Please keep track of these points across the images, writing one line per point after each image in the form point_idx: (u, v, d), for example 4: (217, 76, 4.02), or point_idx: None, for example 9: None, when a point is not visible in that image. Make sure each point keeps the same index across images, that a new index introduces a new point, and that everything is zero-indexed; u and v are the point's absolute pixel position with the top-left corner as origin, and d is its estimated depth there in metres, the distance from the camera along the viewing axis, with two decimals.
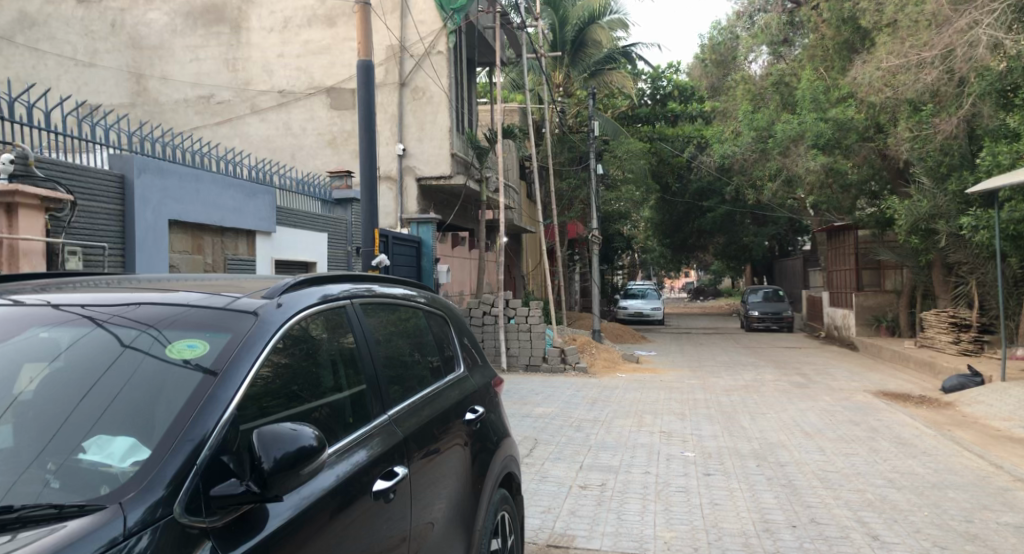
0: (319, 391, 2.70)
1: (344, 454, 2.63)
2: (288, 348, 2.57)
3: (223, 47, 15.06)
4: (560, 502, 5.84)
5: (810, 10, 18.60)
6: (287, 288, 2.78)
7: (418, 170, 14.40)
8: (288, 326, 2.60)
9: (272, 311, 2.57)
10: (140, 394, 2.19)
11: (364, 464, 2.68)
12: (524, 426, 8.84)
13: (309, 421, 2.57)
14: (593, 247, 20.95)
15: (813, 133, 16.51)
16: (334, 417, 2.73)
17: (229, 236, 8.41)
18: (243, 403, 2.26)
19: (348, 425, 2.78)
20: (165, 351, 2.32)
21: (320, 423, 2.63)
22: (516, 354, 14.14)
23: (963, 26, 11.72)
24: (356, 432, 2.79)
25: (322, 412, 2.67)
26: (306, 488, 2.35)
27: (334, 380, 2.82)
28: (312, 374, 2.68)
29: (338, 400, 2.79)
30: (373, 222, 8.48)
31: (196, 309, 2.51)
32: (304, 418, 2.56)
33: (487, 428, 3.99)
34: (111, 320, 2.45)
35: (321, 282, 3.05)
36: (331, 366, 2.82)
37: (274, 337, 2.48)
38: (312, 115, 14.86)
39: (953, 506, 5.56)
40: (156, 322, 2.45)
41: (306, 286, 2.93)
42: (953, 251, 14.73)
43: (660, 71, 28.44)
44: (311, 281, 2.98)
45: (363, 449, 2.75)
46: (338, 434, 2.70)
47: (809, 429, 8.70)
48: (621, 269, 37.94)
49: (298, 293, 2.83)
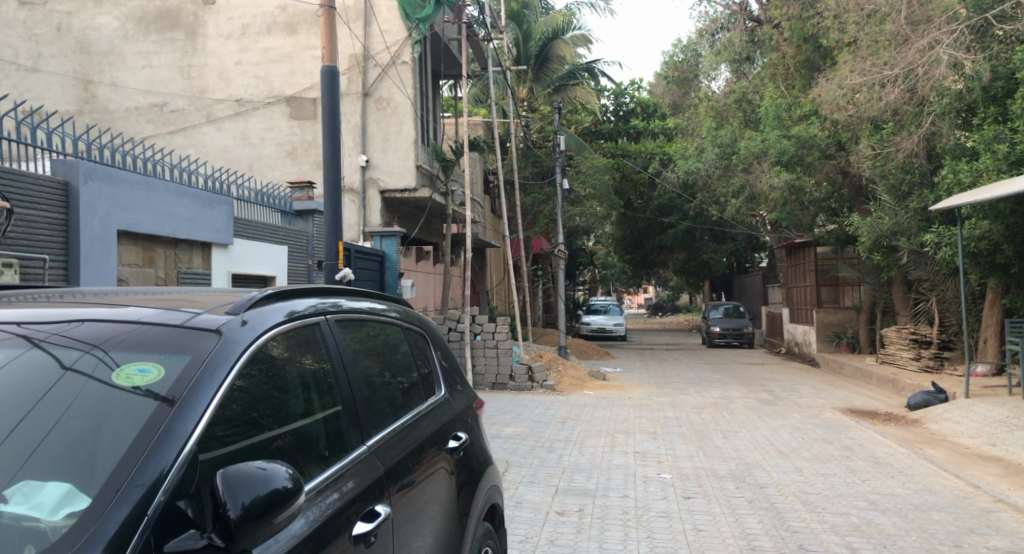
0: (283, 418, 2.35)
1: (318, 492, 2.30)
2: (251, 370, 2.22)
3: (178, 54, 14.50)
4: (538, 530, 5.52)
5: (771, 28, 18.91)
6: (252, 304, 2.43)
7: (382, 183, 14.02)
8: (254, 347, 2.24)
9: (238, 328, 2.23)
10: (80, 430, 1.82)
11: (340, 504, 2.35)
12: (495, 447, 8.52)
13: (279, 455, 2.25)
14: (558, 262, 20.69)
15: (776, 150, 16.65)
16: (303, 448, 2.38)
17: (183, 249, 7.93)
18: (206, 435, 1.90)
19: (322, 458, 2.45)
20: (113, 376, 1.95)
21: (285, 454, 2.28)
22: (483, 372, 13.87)
23: (923, 46, 12.05)
24: (331, 467, 2.46)
25: (293, 444, 2.35)
26: (276, 535, 2.01)
27: (305, 405, 2.49)
28: (276, 399, 2.33)
29: (311, 427, 2.46)
30: (337, 234, 8.09)
31: (150, 327, 2.14)
32: (271, 452, 2.23)
33: (469, 456, 3.67)
34: (50, 339, 2.08)
35: (291, 296, 2.75)
36: (300, 391, 2.48)
37: (241, 359, 2.13)
38: (271, 125, 14.39)
39: (942, 529, 5.41)
40: (102, 341, 2.08)
41: (273, 299, 2.60)
42: (914, 268, 14.97)
43: (623, 88, 28.99)
44: (279, 294, 2.66)
45: (338, 487, 2.40)
46: (313, 471, 2.37)
47: (783, 447, 8.56)
48: (583, 283, 37.97)
49: (265, 308, 2.50)
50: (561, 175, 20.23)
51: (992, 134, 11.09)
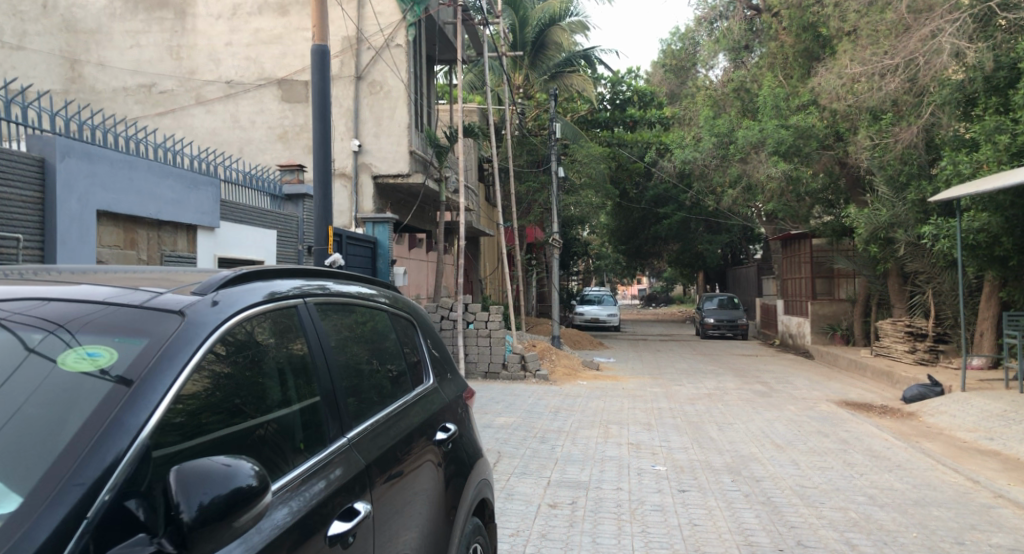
0: (262, 407, 2.20)
1: (294, 486, 2.13)
2: (222, 355, 2.05)
3: (167, 33, 14.21)
4: (529, 523, 5.38)
5: (770, 16, 18.73)
6: (225, 284, 2.26)
7: (374, 168, 13.81)
8: (224, 330, 2.07)
9: (207, 309, 2.06)
10: (33, 420, 1.64)
11: (322, 496, 2.20)
12: (487, 437, 8.38)
13: (250, 447, 2.09)
14: (552, 251, 20.37)
15: (774, 140, 16.49)
16: (280, 438, 2.22)
17: (167, 231, 7.72)
18: (171, 423, 1.77)
19: (300, 450, 2.28)
20: (71, 360, 1.77)
21: (261, 447, 2.12)
22: (475, 361, 13.71)
23: (926, 34, 11.93)
24: (309, 460, 2.29)
25: (269, 435, 2.18)
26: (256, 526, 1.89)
27: (282, 393, 2.32)
28: (252, 386, 2.18)
29: (288, 418, 2.29)
30: (327, 219, 7.89)
31: (115, 308, 1.95)
32: (242, 445, 2.06)
33: (459, 448, 3.51)
34: (10, 318, 1.90)
35: (271, 276, 2.58)
36: (278, 377, 2.32)
37: (207, 342, 1.95)
38: (261, 107, 14.12)
39: (941, 526, 5.29)
40: (67, 322, 1.90)
41: (250, 279, 2.44)
42: (910, 260, 14.82)
43: (620, 76, 28.79)
44: (256, 274, 2.49)
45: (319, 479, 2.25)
46: (288, 466, 2.19)
47: (779, 440, 8.43)
48: (577, 273, 37.84)
49: (239, 288, 2.32)
50: (556, 163, 19.99)
51: (993, 125, 10.94)
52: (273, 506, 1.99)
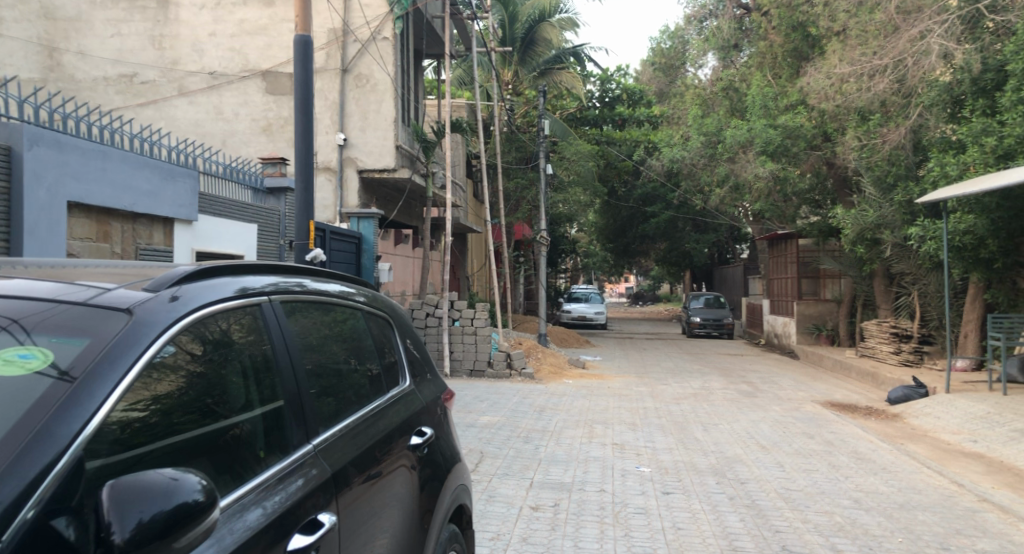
0: (226, 409, 2.12)
1: (251, 500, 2.01)
2: (178, 356, 1.96)
3: (149, 22, 13.97)
4: (510, 526, 5.27)
5: (760, 16, 18.73)
6: (184, 279, 2.17)
7: (360, 162, 13.63)
8: (180, 328, 1.97)
9: (161, 306, 1.96)
10: None
11: (296, 499, 2.16)
12: (469, 436, 8.26)
13: (206, 454, 1.99)
14: (540, 248, 20.07)
15: (762, 139, 16.45)
16: (241, 444, 2.12)
17: (142, 224, 7.53)
18: (143, 422, 1.80)
19: (261, 457, 2.18)
20: (14, 362, 1.67)
21: (220, 453, 2.03)
22: (460, 359, 13.57)
23: (915, 35, 12.07)
24: (273, 466, 2.20)
25: (225, 442, 2.07)
26: (227, 527, 1.88)
27: (246, 396, 2.22)
28: (217, 386, 2.12)
29: (251, 422, 2.20)
30: (309, 214, 7.73)
31: (67, 305, 1.85)
32: (195, 452, 1.96)
33: (436, 452, 3.38)
34: None
35: (238, 272, 2.48)
36: (242, 379, 2.23)
37: (159, 342, 1.85)
38: (245, 99, 13.91)
39: (927, 530, 5.22)
40: (18, 318, 1.80)
41: (214, 275, 2.34)
42: (897, 261, 14.82)
43: (609, 74, 28.77)
44: (222, 269, 2.39)
45: (284, 488, 2.15)
46: (244, 478, 2.07)
47: (764, 441, 8.38)
48: (564, 271, 37.78)
49: (200, 284, 2.23)
50: (545, 160, 19.85)
51: (980, 127, 10.94)
52: (246, 507, 1.98)
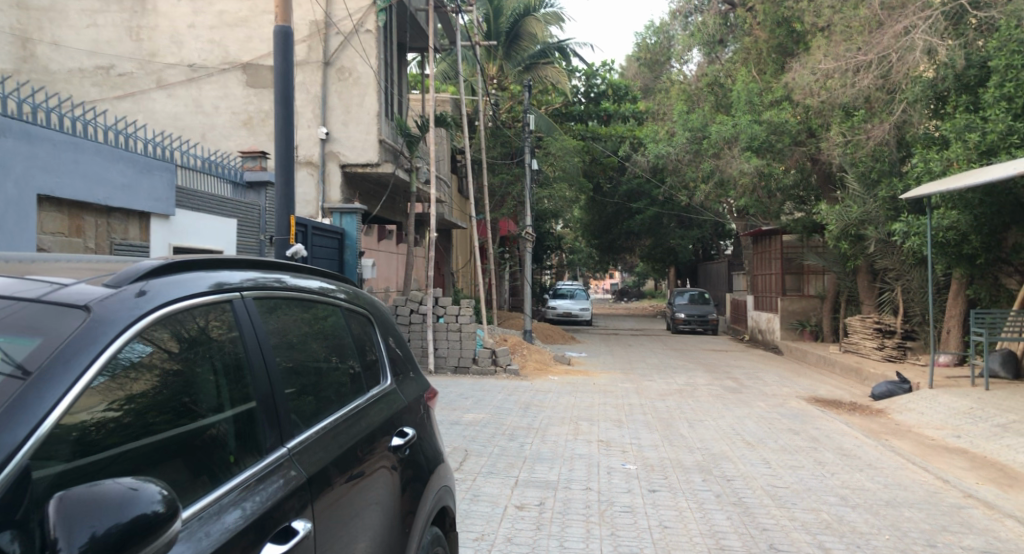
0: (196, 412, 2.03)
1: (221, 505, 1.92)
2: (142, 353, 1.87)
3: (126, 13, 13.69)
4: (495, 526, 5.18)
5: (745, 11, 18.77)
6: (150, 273, 2.06)
7: (342, 156, 13.45)
8: (145, 324, 1.87)
9: (124, 303, 1.85)
10: None
11: (275, 500, 2.09)
12: (453, 434, 8.16)
13: (176, 455, 1.91)
14: (524, 244, 20.02)
15: (747, 135, 16.44)
16: (211, 448, 2.03)
17: (117, 218, 7.34)
18: (115, 423, 1.78)
19: (233, 460, 2.08)
20: None
21: (190, 456, 1.95)
22: (444, 356, 13.45)
23: (900, 31, 12.09)
24: (247, 470, 2.10)
25: (194, 445, 1.98)
26: (204, 528, 1.83)
27: (217, 397, 2.13)
28: (185, 383, 2.03)
29: (222, 424, 2.10)
30: (289, 209, 7.58)
31: (22, 303, 1.76)
32: (163, 454, 1.87)
33: (418, 453, 3.28)
34: None
35: (211, 267, 2.36)
36: (214, 378, 2.14)
37: (120, 339, 1.75)
38: (225, 92, 13.67)
39: (914, 527, 5.20)
40: None
41: (185, 270, 2.23)
42: (880, 257, 14.88)
43: (595, 69, 28.74)
44: (193, 263, 2.28)
45: (258, 491, 2.06)
46: (215, 482, 1.98)
47: (750, 438, 8.35)
48: (550, 268, 37.70)
49: (171, 279, 2.12)
50: (530, 155, 19.74)
51: (963, 123, 10.95)
52: (224, 508, 1.91)
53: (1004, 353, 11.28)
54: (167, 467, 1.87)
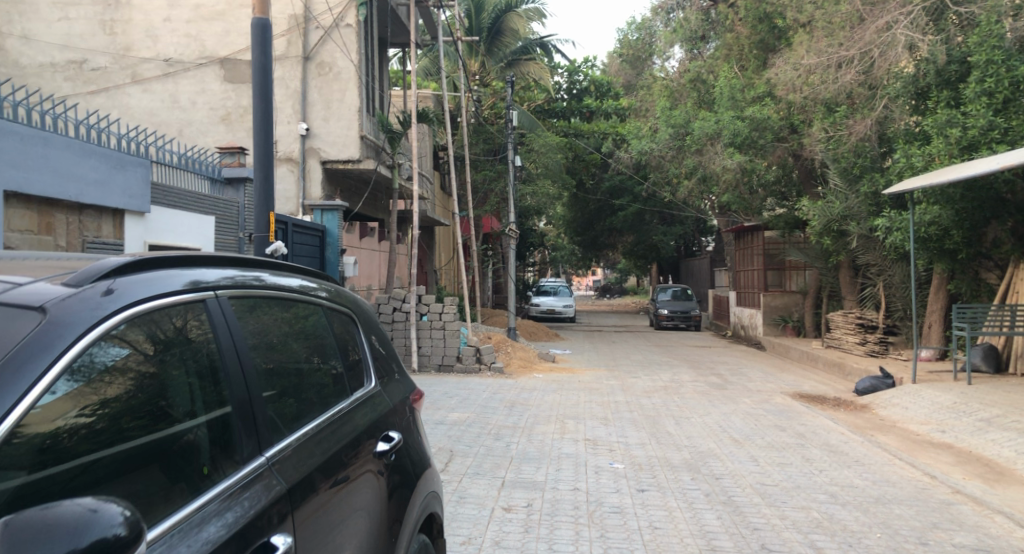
0: (172, 417, 1.93)
1: (198, 515, 1.82)
2: (111, 354, 1.77)
3: (99, 6, 13.37)
4: (482, 529, 5.07)
5: (726, 7, 18.77)
6: (118, 270, 1.94)
7: (323, 153, 13.24)
8: (113, 324, 1.77)
9: (87, 303, 1.74)
10: None
11: (255, 512, 1.96)
12: (438, 435, 8.02)
13: (152, 462, 1.81)
14: (508, 241, 19.86)
15: (730, 131, 16.44)
16: (185, 457, 1.91)
17: (90, 215, 7.13)
18: (88, 428, 1.69)
19: (209, 470, 1.95)
20: None
21: (164, 463, 1.84)
22: (428, 354, 13.31)
23: (882, 26, 12.13)
24: (225, 481, 1.98)
25: (169, 451, 1.87)
26: (183, 538, 1.73)
27: (191, 402, 2.01)
28: (160, 386, 1.93)
29: (197, 432, 1.98)
30: (268, 205, 7.40)
31: None
32: (135, 463, 1.77)
33: (404, 457, 3.15)
34: None
35: (186, 264, 2.24)
36: (189, 380, 2.03)
37: (81, 342, 1.64)
38: (202, 87, 13.40)
39: (904, 525, 5.17)
40: None
41: (157, 267, 2.11)
42: (862, 252, 14.94)
43: (577, 66, 28.69)
44: (164, 261, 2.15)
45: (237, 503, 1.94)
46: (194, 491, 1.88)
47: (737, 435, 8.31)
48: (533, 265, 37.60)
49: (141, 277, 2.00)
50: (513, 152, 19.60)
51: (944, 119, 10.96)
52: (203, 520, 1.81)
53: (985, 347, 11.36)
54: (142, 475, 1.77)
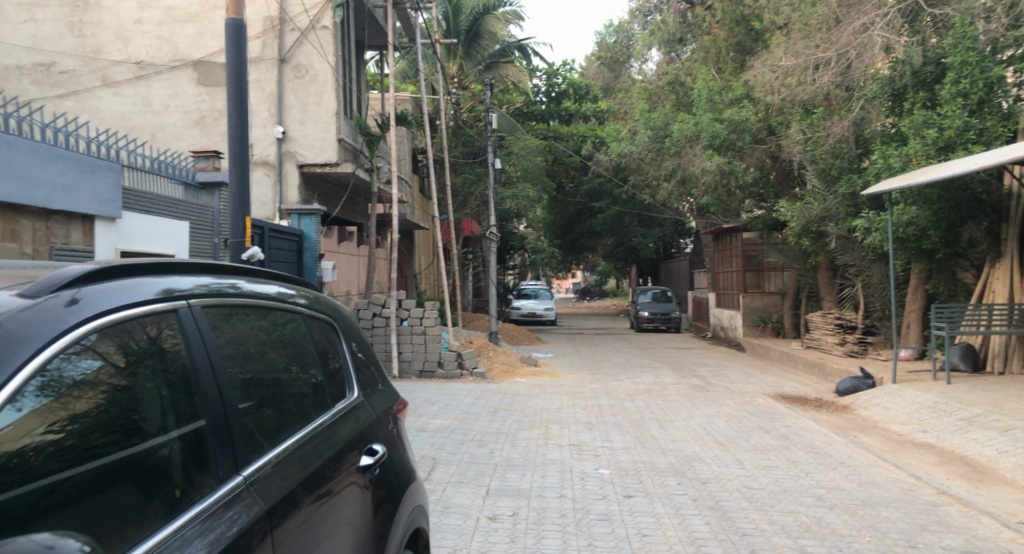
0: (147, 433, 1.81)
1: (172, 538, 1.70)
2: (78, 365, 1.65)
3: (67, 8, 13.08)
4: (467, 540, 4.94)
5: (703, 10, 18.87)
6: (82, 279, 1.82)
7: (300, 156, 13.04)
8: (78, 334, 1.65)
9: (47, 314, 1.62)
10: None
11: (231, 536, 1.82)
12: (421, 442, 7.90)
13: (125, 479, 1.69)
14: (488, 244, 19.74)
15: (709, 133, 16.50)
16: (157, 478, 1.78)
17: (58, 221, 6.92)
18: (56, 445, 1.58)
19: (183, 491, 1.82)
20: None
21: (137, 482, 1.72)
22: (409, 359, 13.15)
23: (859, 27, 12.26)
24: (200, 503, 1.84)
25: (143, 469, 1.75)
26: None
27: (164, 417, 1.88)
28: (134, 397, 1.81)
29: (170, 449, 1.85)
30: (245, 210, 7.22)
31: None
32: (107, 481, 1.65)
33: (389, 471, 3.02)
34: None
35: (158, 270, 2.11)
36: (163, 392, 1.90)
37: (40, 356, 1.53)
38: (175, 91, 13.14)
39: (893, 528, 5.13)
40: None
41: (126, 275, 1.98)
42: (841, 253, 15.03)
43: (555, 68, 28.67)
44: (134, 268, 2.02)
45: (214, 526, 1.80)
46: (169, 512, 1.76)
47: (721, 438, 8.27)
48: (513, 268, 37.53)
49: (108, 286, 1.87)
50: (493, 155, 19.49)
51: (921, 119, 11.02)
52: (182, 543, 1.69)
53: (962, 346, 11.47)
54: (114, 494, 1.65)
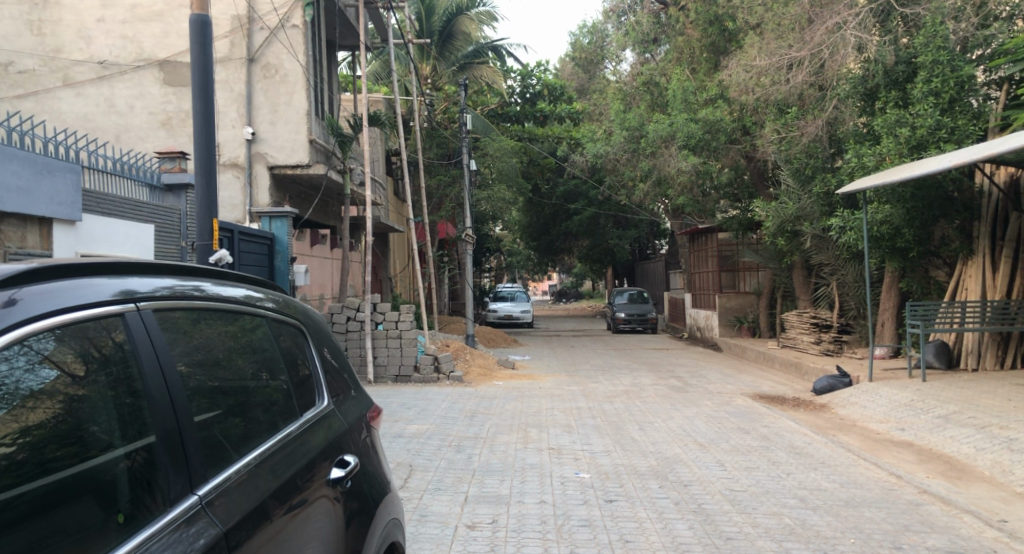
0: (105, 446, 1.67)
1: None
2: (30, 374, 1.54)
3: (26, 6, 12.70)
4: (445, 550, 4.78)
5: (676, 10, 18.88)
6: (21, 275, 1.61)
7: (270, 158, 12.77)
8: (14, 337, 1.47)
9: None
10: None
11: None
12: (396, 449, 7.71)
13: (82, 495, 1.56)
14: (465, 246, 19.53)
15: (684, 133, 16.52)
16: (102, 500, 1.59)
17: (12, 225, 6.62)
18: (9, 460, 1.48)
19: (130, 514, 1.63)
20: None
21: (84, 502, 1.56)
22: (384, 364, 12.91)
23: (830, 27, 12.36)
24: (149, 529, 1.64)
25: (96, 485, 1.60)
26: None
27: (124, 429, 1.72)
28: (94, 407, 1.69)
29: (119, 467, 1.67)
30: (211, 211, 6.96)
31: None
32: (56, 500, 1.52)
33: (361, 484, 2.84)
34: None
35: (108, 269, 1.90)
36: (124, 400, 1.75)
37: None
38: (139, 91, 12.80)
39: (877, 529, 5.08)
40: None
41: (70, 273, 1.76)
42: (816, 252, 15.11)
43: (529, 70, 28.60)
44: (78, 264, 1.80)
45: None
46: (120, 534, 1.59)
47: (702, 439, 8.18)
48: (491, 269, 37.32)
49: (50, 285, 1.66)
50: (468, 157, 19.30)
51: (894, 118, 11.02)
52: None
53: (936, 344, 11.56)
54: (65, 514, 1.52)
